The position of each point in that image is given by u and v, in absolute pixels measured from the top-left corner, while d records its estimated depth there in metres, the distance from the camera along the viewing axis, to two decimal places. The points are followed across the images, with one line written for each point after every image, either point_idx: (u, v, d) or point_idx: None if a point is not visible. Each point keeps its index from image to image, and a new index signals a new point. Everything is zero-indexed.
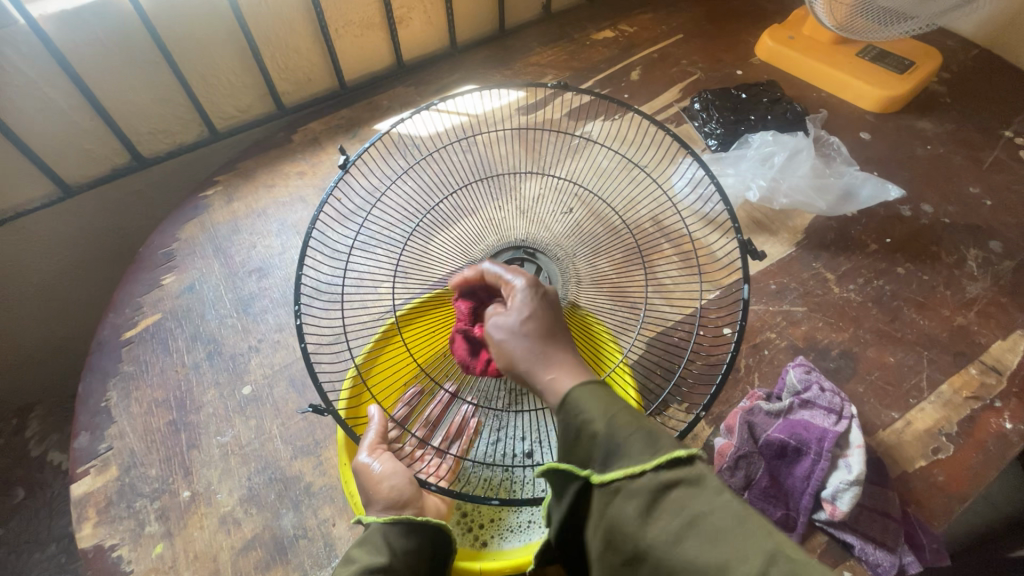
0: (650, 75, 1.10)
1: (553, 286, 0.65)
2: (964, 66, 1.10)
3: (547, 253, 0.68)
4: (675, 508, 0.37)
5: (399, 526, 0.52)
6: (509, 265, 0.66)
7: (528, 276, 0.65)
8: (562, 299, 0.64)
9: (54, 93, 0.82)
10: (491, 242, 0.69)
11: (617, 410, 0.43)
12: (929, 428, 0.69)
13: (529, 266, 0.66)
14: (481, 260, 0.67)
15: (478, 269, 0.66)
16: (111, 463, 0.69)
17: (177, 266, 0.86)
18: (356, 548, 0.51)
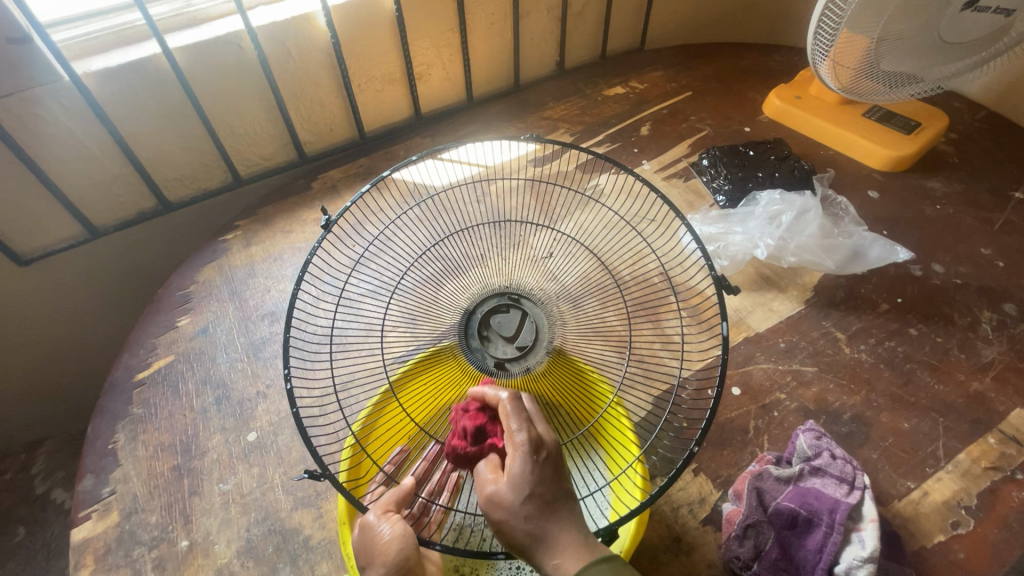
0: (659, 131, 1.13)
1: (539, 330, 0.66)
2: (970, 127, 1.11)
3: (531, 297, 0.69)
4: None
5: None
6: (495, 312, 0.67)
7: (514, 321, 0.67)
8: (549, 343, 0.65)
9: (89, 141, 0.87)
10: (475, 290, 0.70)
11: None
12: (948, 500, 0.66)
13: (515, 310, 0.67)
14: (466, 310, 0.68)
15: (464, 320, 0.67)
16: (112, 508, 0.68)
17: (193, 309, 0.88)
18: None
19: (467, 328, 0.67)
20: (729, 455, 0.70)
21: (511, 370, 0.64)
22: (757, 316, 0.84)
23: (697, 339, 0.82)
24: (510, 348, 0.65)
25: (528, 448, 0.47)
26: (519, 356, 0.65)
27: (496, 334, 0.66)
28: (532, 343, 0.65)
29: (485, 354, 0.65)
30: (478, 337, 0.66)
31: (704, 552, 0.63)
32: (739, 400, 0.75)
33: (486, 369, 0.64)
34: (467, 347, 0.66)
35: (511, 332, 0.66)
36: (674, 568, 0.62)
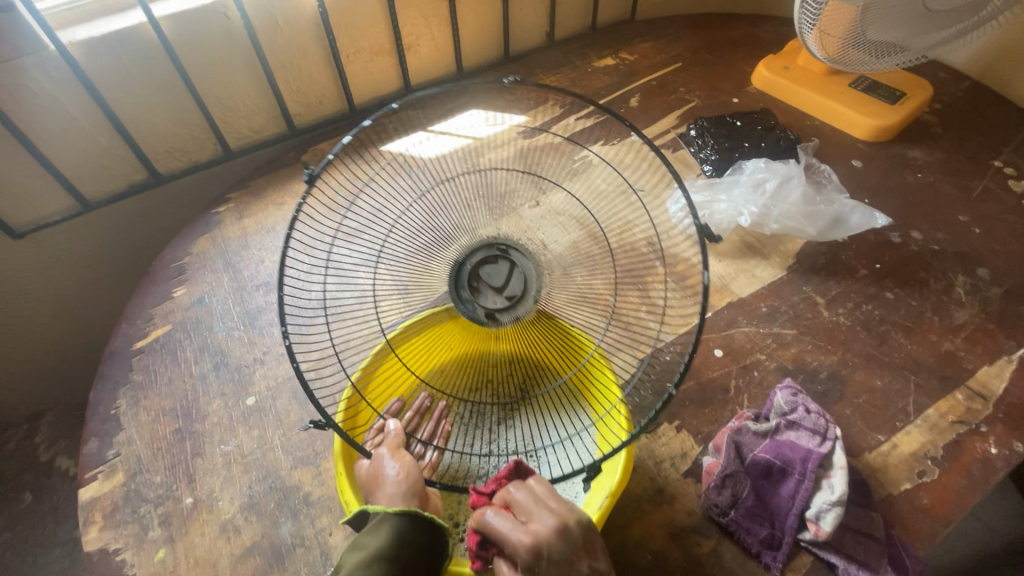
0: (648, 103, 1.14)
1: (527, 281, 0.68)
2: (954, 97, 1.13)
3: (520, 248, 0.70)
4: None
5: (404, 519, 0.54)
6: (485, 263, 0.69)
7: (502, 272, 0.69)
8: (537, 293, 0.68)
9: (78, 113, 0.87)
10: (462, 246, 0.72)
11: None
12: (916, 451, 0.70)
13: (503, 262, 0.69)
14: (456, 263, 0.70)
15: (455, 271, 0.70)
16: (117, 469, 0.71)
17: (188, 279, 0.89)
18: (366, 535, 0.54)
19: (459, 279, 0.69)
20: (710, 412, 0.74)
21: (502, 320, 0.67)
22: (740, 282, 0.87)
23: (683, 305, 0.85)
24: (499, 298, 0.68)
25: (534, 565, 0.47)
26: (508, 306, 0.67)
27: (486, 285, 0.69)
28: (521, 293, 0.67)
29: (476, 304, 0.68)
30: (469, 288, 0.69)
31: (685, 502, 0.67)
32: (721, 361, 0.78)
33: (477, 319, 0.67)
34: (459, 299, 0.68)
35: (499, 283, 0.68)
36: (656, 517, 0.66)
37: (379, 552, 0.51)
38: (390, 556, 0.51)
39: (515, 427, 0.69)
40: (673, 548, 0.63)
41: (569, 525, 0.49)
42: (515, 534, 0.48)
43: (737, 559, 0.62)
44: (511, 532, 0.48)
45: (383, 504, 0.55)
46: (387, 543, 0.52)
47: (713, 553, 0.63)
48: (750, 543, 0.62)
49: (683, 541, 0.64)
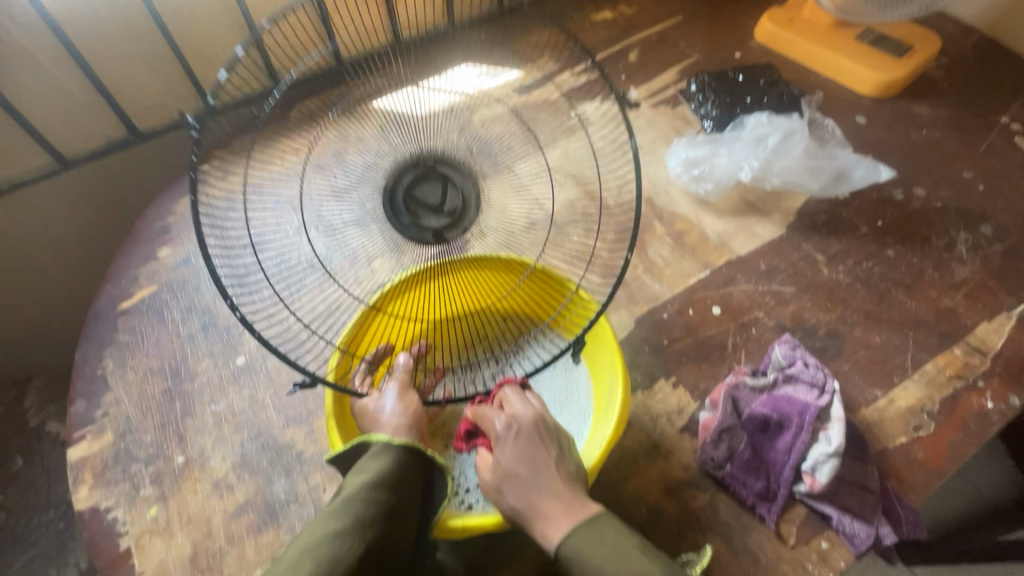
0: (647, 58, 1.10)
1: (464, 190, 0.62)
2: (963, 51, 1.09)
3: (448, 158, 0.63)
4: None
5: (407, 450, 0.54)
6: (416, 181, 0.62)
7: (435, 184, 0.62)
8: (477, 202, 0.63)
9: (48, 63, 0.83)
10: (388, 166, 0.64)
11: (617, 544, 0.51)
12: (912, 406, 0.70)
13: (433, 175, 0.62)
14: (386, 188, 0.62)
15: (386, 196, 0.62)
16: (106, 429, 0.70)
17: (172, 240, 0.86)
18: (366, 462, 0.53)
19: (392, 204, 0.62)
20: (707, 368, 0.73)
21: (452, 238, 0.62)
22: (739, 240, 0.85)
23: (681, 263, 0.83)
24: (440, 215, 0.62)
25: (507, 433, 0.57)
26: (452, 221, 0.62)
27: (423, 204, 0.62)
28: (461, 206, 0.62)
29: (419, 228, 0.62)
30: (406, 212, 0.62)
31: (680, 456, 0.66)
32: (719, 319, 0.77)
33: (424, 243, 0.62)
34: (400, 225, 0.62)
35: (435, 199, 0.62)
36: (651, 471, 0.65)
37: (385, 477, 0.51)
38: (394, 484, 0.51)
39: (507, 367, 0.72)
40: (668, 501, 0.63)
41: (543, 416, 0.58)
42: (493, 411, 0.59)
43: (732, 511, 0.62)
44: (491, 410, 0.59)
45: (385, 434, 0.56)
46: (392, 470, 0.52)
47: (708, 506, 0.63)
48: (745, 496, 0.62)
49: (679, 495, 0.64)
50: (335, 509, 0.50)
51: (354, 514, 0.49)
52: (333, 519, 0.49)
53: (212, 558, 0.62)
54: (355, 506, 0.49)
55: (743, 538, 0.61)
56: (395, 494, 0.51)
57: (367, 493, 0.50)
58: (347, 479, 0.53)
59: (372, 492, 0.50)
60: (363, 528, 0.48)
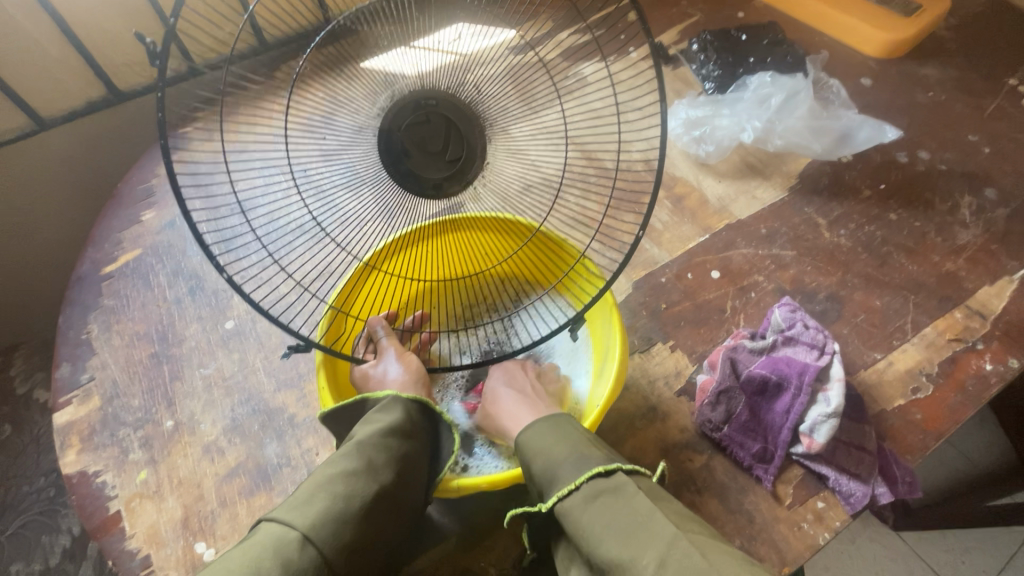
0: (647, 16, 1.06)
1: (469, 140, 0.57)
2: (972, 11, 1.06)
3: (452, 100, 0.56)
4: (601, 518, 0.45)
5: (414, 404, 0.53)
6: (416, 125, 0.56)
7: (437, 130, 0.56)
8: (481, 150, 0.58)
9: (20, 16, 0.78)
10: (384, 106, 0.57)
11: (568, 432, 0.53)
12: (910, 368, 0.69)
13: (437, 118, 0.56)
14: (383, 131, 0.57)
15: (383, 140, 0.56)
16: (92, 394, 0.68)
17: (157, 202, 0.84)
18: (376, 411, 0.51)
19: (390, 150, 0.57)
20: (705, 332, 0.72)
21: (453, 189, 0.59)
22: (740, 204, 0.83)
23: (681, 226, 0.81)
24: (442, 164, 0.57)
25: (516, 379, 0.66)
26: (454, 171, 0.58)
27: (422, 152, 0.57)
28: (466, 157, 0.57)
29: (419, 179, 0.58)
30: (406, 159, 0.57)
31: (678, 419, 0.66)
32: (718, 283, 0.76)
33: (424, 195, 0.58)
34: (398, 173, 0.57)
35: (438, 147, 0.57)
36: (648, 434, 0.65)
37: (395, 426, 0.50)
38: (405, 433, 0.50)
39: (504, 328, 0.72)
40: (664, 463, 0.63)
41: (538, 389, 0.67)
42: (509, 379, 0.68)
43: (729, 472, 0.62)
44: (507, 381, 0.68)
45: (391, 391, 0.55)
46: (402, 420, 0.51)
47: (704, 467, 0.62)
48: (742, 457, 0.62)
49: (675, 457, 0.63)
50: (344, 451, 0.48)
51: (366, 458, 0.47)
52: (344, 461, 0.47)
53: (204, 520, 0.61)
54: (367, 450, 0.48)
55: (739, 498, 0.61)
56: (407, 443, 0.50)
57: (378, 439, 0.48)
58: (356, 429, 0.51)
59: (383, 438, 0.49)
60: (375, 471, 0.47)
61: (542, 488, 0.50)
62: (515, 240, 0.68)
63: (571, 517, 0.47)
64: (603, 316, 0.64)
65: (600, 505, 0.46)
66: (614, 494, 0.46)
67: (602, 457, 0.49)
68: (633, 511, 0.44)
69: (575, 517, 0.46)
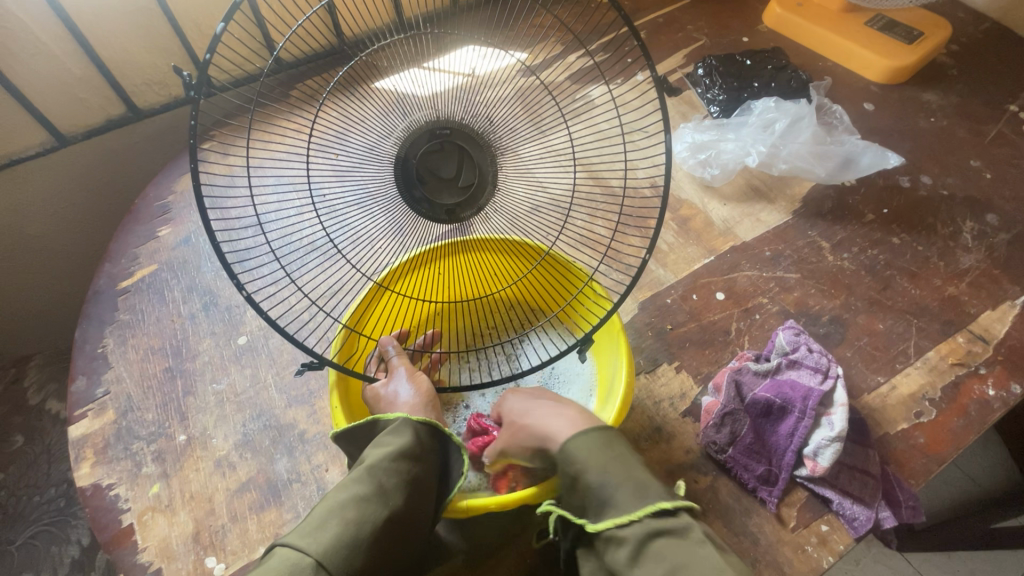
0: (654, 40, 1.08)
1: (481, 166, 0.59)
2: (973, 38, 1.08)
3: (465, 129, 0.58)
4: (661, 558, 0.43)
5: (424, 427, 0.54)
6: (430, 154, 0.58)
7: (451, 158, 0.58)
8: (492, 177, 0.60)
9: (46, 38, 0.81)
10: (400, 134, 0.59)
11: (621, 453, 0.51)
12: (914, 393, 0.70)
13: (450, 146, 0.58)
14: (398, 158, 0.58)
15: (398, 168, 0.58)
16: (107, 407, 0.70)
17: (173, 218, 0.86)
18: (385, 436, 0.52)
19: (405, 176, 0.58)
20: (710, 353, 0.73)
21: (465, 215, 0.60)
22: (745, 226, 0.85)
23: (686, 248, 0.82)
24: (455, 190, 0.59)
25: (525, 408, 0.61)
26: (467, 197, 0.59)
27: (436, 179, 0.58)
28: (478, 183, 0.59)
29: (433, 205, 0.59)
30: (421, 185, 0.58)
31: (683, 440, 0.66)
32: (723, 304, 0.77)
33: (438, 220, 0.60)
34: (413, 199, 0.59)
35: (451, 174, 0.58)
36: (654, 454, 0.65)
37: (405, 450, 0.51)
38: (415, 457, 0.51)
39: (512, 349, 0.73)
40: (670, 483, 0.64)
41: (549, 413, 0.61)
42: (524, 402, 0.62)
43: (733, 494, 0.63)
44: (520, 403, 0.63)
45: (402, 413, 0.56)
46: (412, 443, 0.51)
47: (709, 489, 0.63)
48: (747, 479, 0.62)
49: (680, 478, 0.64)
50: (355, 476, 0.49)
51: (377, 482, 0.48)
52: (357, 484, 0.48)
53: (215, 534, 0.62)
54: (378, 474, 0.48)
55: (744, 521, 0.61)
56: (418, 466, 0.51)
57: (389, 463, 0.49)
58: (366, 451, 0.52)
59: (393, 462, 0.49)
60: (386, 495, 0.48)
61: (594, 502, 0.49)
62: (524, 262, 0.69)
63: (624, 546, 0.45)
64: (611, 339, 0.65)
65: (664, 545, 0.44)
66: (678, 535, 0.44)
67: (664, 491, 0.48)
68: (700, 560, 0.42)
69: (629, 548, 0.45)
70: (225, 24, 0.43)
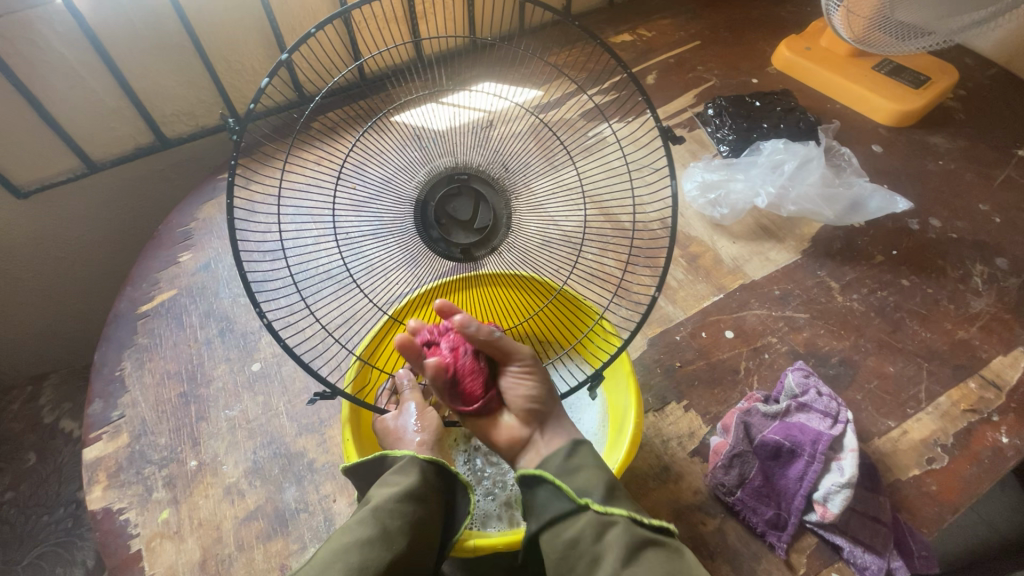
0: (665, 80, 1.11)
1: (496, 209, 0.63)
2: (979, 83, 1.10)
3: (481, 176, 0.63)
4: (660, 564, 0.46)
5: (430, 466, 0.54)
6: (449, 198, 0.62)
7: (466, 200, 0.62)
8: (506, 219, 0.63)
9: (85, 72, 0.84)
10: (420, 178, 0.63)
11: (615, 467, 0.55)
12: (925, 438, 0.69)
13: (467, 190, 0.62)
14: (418, 202, 0.63)
15: (419, 210, 0.62)
16: (122, 430, 0.71)
17: (194, 245, 0.88)
18: (390, 476, 0.53)
19: (424, 218, 0.62)
20: (719, 393, 0.73)
21: (479, 256, 0.63)
22: (754, 265, 0.85)
23: (695, 285, 0.83)
24: (470, 232, 0.62)
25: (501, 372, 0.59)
26: (481, 239, 0.63)
27: (453, 220, 0.62)
28: (492, 224, 0.63)
29: (449, 244, 0.63)
30: (439, 228, 0.62)
31: (690, 481, 0.66)
32: (732, 343, 0.77)
33: (453, 258, 0.63)
34: (430, 238, 0.63)
35: (467, 217, 0.62)
36: (661, 494, 0.65)
37: (410, 490, 0.51)
38: (420, 498, 0.51)
39: None
40: (678, 524, 0.63)
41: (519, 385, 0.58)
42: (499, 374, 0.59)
43: (742, 538, 0.62)
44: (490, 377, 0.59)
45: (409, 450, 0.57)
46: (417, 484, 0.52)
47: (717, 532, 0.63)
48: (755, 523, 0.62)
49: (688, 519, 0.63)
50: (360, 517, 0.49)
51: (381, 525, 0.48)
52: (361, 527, 0.48)
53: (221, 563, 0.62)
54: (382, 517, 0.48)
55: (753, 566, 0.60)
56: (424, 508, 0.51)
57: (394, 505, 0.49)
58: (373, 490, 0.52)
59: (398, 503, 0.49)
60: (390, 538, 0.48)
61: (599, 489, 0.51)
62: (537, 299, 0.70)
63: (626, 538, 0.47)
64: (620, 377, 0.66)
65: (662, 553, 0.47)
66: (675, 552, 0.48)
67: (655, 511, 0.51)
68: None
69: (629, 542, 0.47)
70: (267, 79, 0.51)
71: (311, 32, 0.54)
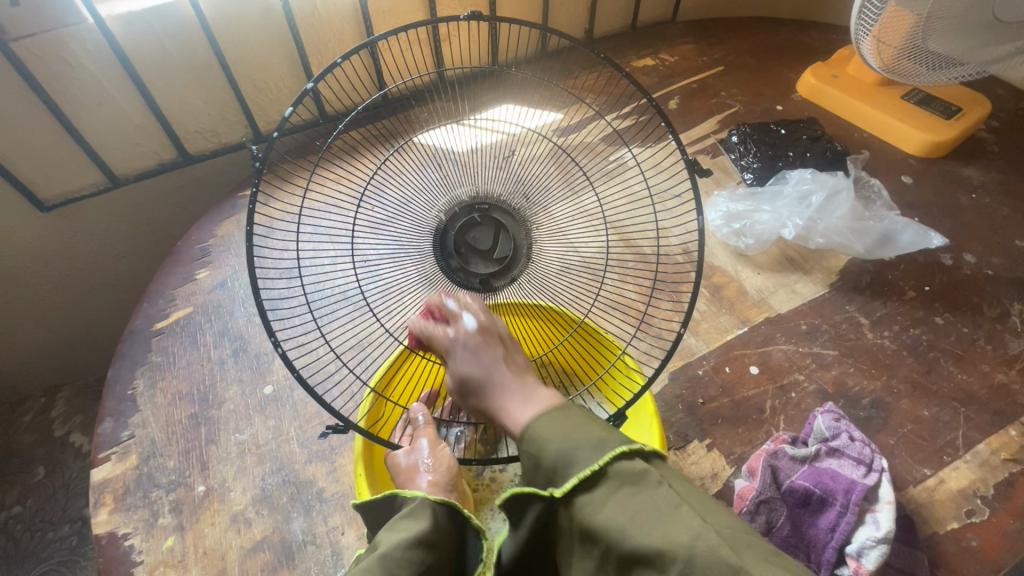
0: (687, 106, 1.09)
1: (516, 239, 0.62)
2: (1013, 114, 1.07)
3: (502, 207, 0.62)
4: (620, 508, 0.42)
5: (443, 509, 0.51)
6: (468, 227, 0.61)
7: (487, 230, 0.61)
8: (527, 250, 0.62)
9: (113, 89, 0.85)
10: (440, 206, 0.62)
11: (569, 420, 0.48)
12: (964, 488, 0.66)
13: (488, 219, 0.62)
14: (437, 230, 0.62)
15: (437, 239, 0.61)
16: (131, 451, 0.70)
17: (212, 262, 0.88)
18: (402, 519, 0.49)
19: (443, 247, 0.61)
20: (743, 432, 0.70)
21: (498, 286, 0.62)
22: (779, 298, 0.83)
23: (718, 317, 0.81)
24: (490, 262, 0.61)
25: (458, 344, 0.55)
26: (501, 269, 0.62)
27: (473, 250, 0.61)
28: (512, 255, 0.62)
29: (467, 273, 0.61)
30: (458, 256, 0.61)
31: None
32: (757, 379, 0.75)
33: (471, 288, 0.61)
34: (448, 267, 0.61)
35: (487, 246, 0.61)
36: None
37: (422, 536, 0.47)
38: (430, 544, 0.48)
39: None
40: None
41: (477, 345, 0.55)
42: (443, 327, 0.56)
43: None
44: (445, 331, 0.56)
45: (421, 492, 0.54)
46: (429, 530, 0.48)
47: None
48: None
49: None
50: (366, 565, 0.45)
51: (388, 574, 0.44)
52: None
53: None
54: (389, 565, 0.45)
55: None
56: (433, 556, 0.47)
57: (403, 552, 0.46)
58: (381, 534, 0.49)
59: (407, 551, 0.46)
60: None
61: (552, 470, 0.46)
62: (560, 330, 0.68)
63: (588, 508, 0.43)
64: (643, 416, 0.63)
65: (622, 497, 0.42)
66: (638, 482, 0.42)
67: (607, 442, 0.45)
68: (658, 502, 0.41)
69: (589, 507, 0.43)
70: (292, 108, 0.52)
71: (337, 64, 0.54)
